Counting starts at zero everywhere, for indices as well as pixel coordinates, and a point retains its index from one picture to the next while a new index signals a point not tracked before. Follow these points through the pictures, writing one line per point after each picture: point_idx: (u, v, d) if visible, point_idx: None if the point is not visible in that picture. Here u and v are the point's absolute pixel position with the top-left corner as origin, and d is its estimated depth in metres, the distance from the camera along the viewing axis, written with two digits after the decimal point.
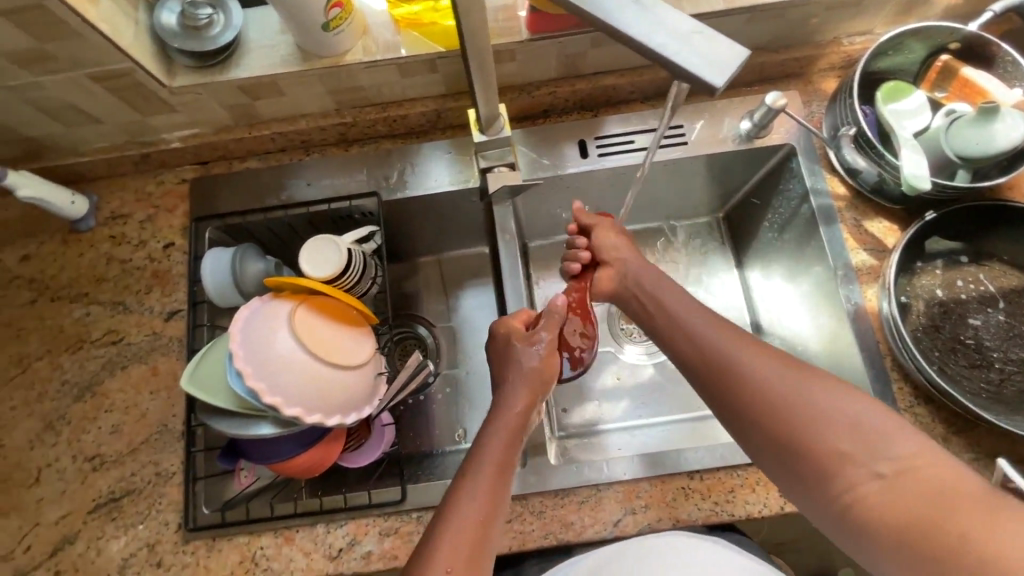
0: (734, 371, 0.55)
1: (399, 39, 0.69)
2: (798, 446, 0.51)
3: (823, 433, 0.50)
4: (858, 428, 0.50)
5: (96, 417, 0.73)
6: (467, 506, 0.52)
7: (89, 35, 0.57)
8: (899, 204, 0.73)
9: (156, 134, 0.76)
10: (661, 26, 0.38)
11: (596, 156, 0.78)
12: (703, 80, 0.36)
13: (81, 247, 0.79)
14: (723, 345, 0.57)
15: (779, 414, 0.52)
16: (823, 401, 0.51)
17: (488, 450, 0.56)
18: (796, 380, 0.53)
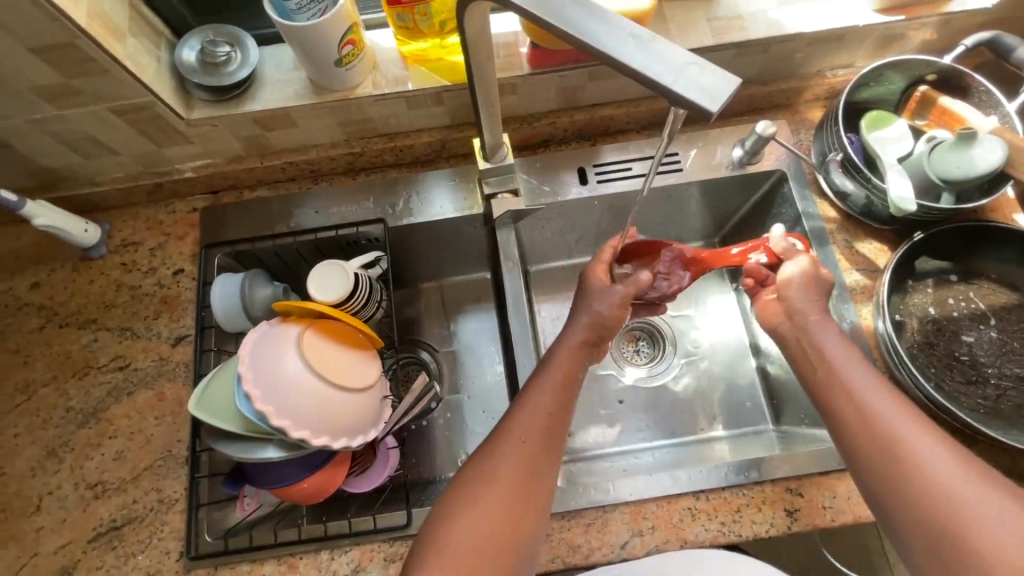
0: (817, 345, 0.62)
1: (407, 73, 0.72)
2: (848, 425, 0.57)
3: (878, 423, 0.55)
4: (908, 427, 0.54)
5: (100, 444, 0.72)
6: (533, 409, 0.61)
7: (116, 71, 0.60)
8: (888, 225, 0.76)
9: (170, 165, 0.79)
10: (657, 57, 0.40)
11: (595, 182, 0.81)
12: (699, 106, 0.39)
13: (92, 275, 0.80)
14: (821, 326, 0.64)
15: (843, 392, 0.58)
16: (881, 393, 0.57)
17: (555, 365, 0.65)
18: (866, 371, 0.59)
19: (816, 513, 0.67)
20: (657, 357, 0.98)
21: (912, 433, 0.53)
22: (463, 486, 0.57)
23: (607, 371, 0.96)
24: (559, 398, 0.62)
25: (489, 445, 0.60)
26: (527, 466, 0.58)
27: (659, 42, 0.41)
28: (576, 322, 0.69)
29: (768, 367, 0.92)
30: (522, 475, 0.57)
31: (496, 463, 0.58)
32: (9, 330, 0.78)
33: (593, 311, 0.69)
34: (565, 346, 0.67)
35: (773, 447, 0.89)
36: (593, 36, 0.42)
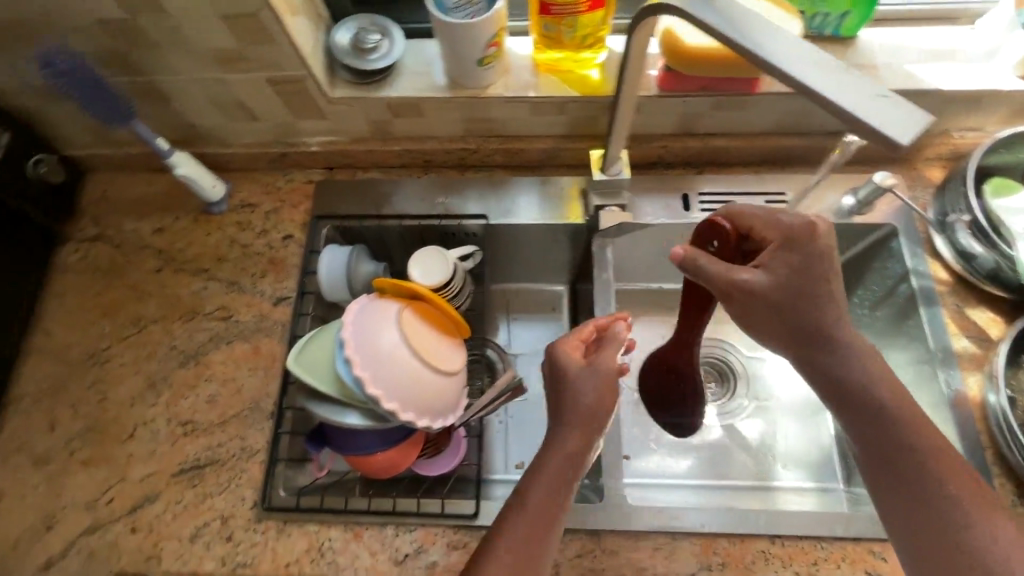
0: (850, 365, 0.59)
1: (536, 80, 0.75)
2: (875, 454, 0.57)
3: (905, 456, 0.56)
4: (932, 464, 0.55)
5: (195, 385, 0.76)
6: (562, 445, 0.59)
7: (284, 43, 0.65)
8: (1015, 292, 0.72)
9: (299, 137, 0.84)
10: (848, 88, 0.41)
11: (699, 210, 0.81)
12: (890, 136, 0.39)
13: (210, 228, 0.86)
14: (847, 340, 0.59)
15: (871, 421, 0.58)
16: (913, 425, 0.57)
17: (584, 397, 0.60)
18: (899, 399, 0.58)
19: None
20: (729, 396, 0.96)
21: (936, 470, 0.55)
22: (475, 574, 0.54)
23: None
24: (585, 434, 0.59)
25: (500, 521, 0.57)
26: (536, 542, 0.55)
27: (846, 74, 0.42)
28: (563, 416, 0.60)
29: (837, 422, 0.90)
30: (550, 513, 0.56)
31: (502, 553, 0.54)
32: (130, 267, 0.84)
33: (577, 403, 0.60)
34: (596, 381, 0.60)
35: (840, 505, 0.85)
36: (776, 61, 0.43)
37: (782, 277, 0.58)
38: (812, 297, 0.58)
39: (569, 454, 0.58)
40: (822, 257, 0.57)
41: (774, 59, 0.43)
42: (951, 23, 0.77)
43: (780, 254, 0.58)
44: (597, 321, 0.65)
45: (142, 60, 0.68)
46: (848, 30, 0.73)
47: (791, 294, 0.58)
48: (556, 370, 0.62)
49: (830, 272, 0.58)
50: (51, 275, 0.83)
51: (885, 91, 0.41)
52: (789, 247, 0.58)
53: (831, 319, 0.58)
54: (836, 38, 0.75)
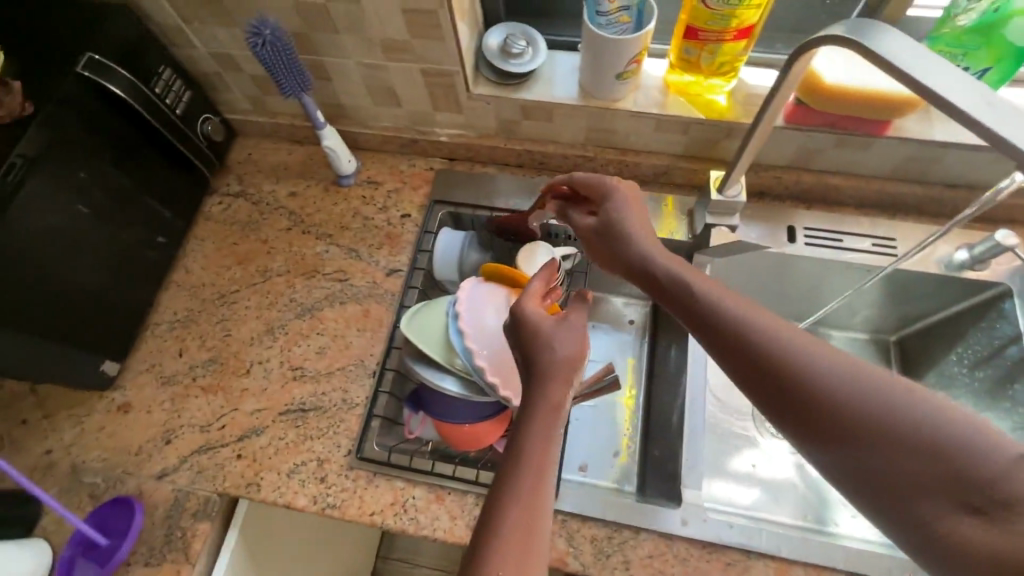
0: (715, 315, 0.49)
1: (665, 100, 0.79)
2: (809, 423, 0.42)
3: (859, 409, 0.40)
4: (900, 408, 0.39)
5: (308, 336, 0.83)
6: (539, 396, 0.51)
7: (448, 40, 0.73)
8: None
9: (431, 127, 0.91)
10: (1023, 133, 0.43)
11: (803, 243, 0.83)
12: None
13: (337, 198, 0.94)
14: (715, 292, 0.50)
15: (762, 381, 0.45)
16: (835, 371, 0.42)
17: (559, 344, 0.54)
18: (811, 342, 0.44)
19: None
20: None
21: (919, 418, 0.38)
22: (488, 539, 0.45)
23: (745, 433, 0.95)
24: (561, 374, 0.52)
25: (497, 484, 0.48)
26: (539, 491, 0.47)
27: (1019, 113, 0.44)
28: (539, 369, 0.53)
29: None
30: (543, 461, 0.48)
31: (506, 511, 0.46)
32: (264, 223, 0.93)
33: (554, 355, 0.53)
34: (561, 329, 0.55)
35: None
36: (951, 97, 0.44)
37: (608, 221, 0.62)
38: (633, 241, 0.59)
39: (553, 406, 0.50)
40: (625, 196, 0.62)
41: (949, 94, 0.45)
42: None
43: (605, 203, 0.63)
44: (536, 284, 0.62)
45: (321, 42, 0.77)
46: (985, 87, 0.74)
47: (619, 237, 0.60)
48: (527, 328, 0.56)
49: (641, 213, 0.62)
50: (197, 220, 0.93)
51: None
52: (606, 198, 0.64)
53: (659, 267, 0.56)
54: None
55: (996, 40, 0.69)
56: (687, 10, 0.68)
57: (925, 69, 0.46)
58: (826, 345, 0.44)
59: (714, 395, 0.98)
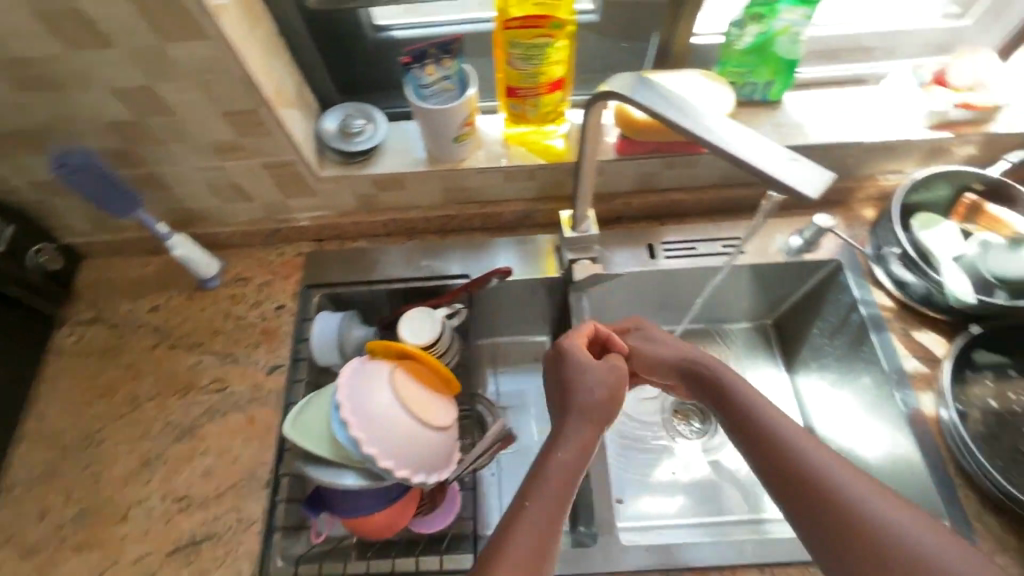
0: (762, 429, 0.60)
1: (507, 151, 0.83)
2: (827, 535, 0.52)
3: (876, 538, 0.50)
4: (907, 535, 0.49)
5: (190, 459, 0.77)
6: (573, 434, 0.62)
7: (278, 134, 0.73)
8: (946, 313, 0.80)
9: (290, 214, 0.90)
10: (767, 152, 0.48)
11: (663, 258, 0.89)
12: (799, 191, 0.45)
13: (204, 303, 0.89)
14: (762, 410, 0.61)
15: (789, 484, 0.56)
16: (857, 492, 0.53)
17: (592, 380, 0.66)
18: (843, 469, 0.55)
19: None
20: (708, 433, 0.99)
21: (920, 544, 0.49)
22: (505, 545, 0.52)
23: (660, 442, 0.98)
24: (600, 408, 0.65)
25: (517, 503, 0.56)
26: (551, 530, 0.54)
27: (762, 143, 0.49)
28: (572, 415, 0.64)
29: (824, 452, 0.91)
30: (568, 479, 0.58)
31: (516, 538, 0.53)
32: (126, 346, 0.86)
33: (586, 394, 0.65)
34: (601, 365, 0.68)
35: None
36: (705, 130, 0.51)
37: (646, 333, 0.75)
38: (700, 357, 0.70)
39: (582, 444, 0.61)
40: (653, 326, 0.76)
41: (700, 126, 0.51)
42: (862, 83, 0.87)
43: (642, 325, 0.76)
44: (598, 328, 0.74)
45: (147, 154, 0.74)
46: (775, 96, 0.85)
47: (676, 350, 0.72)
48: (568, 358, 0.69)
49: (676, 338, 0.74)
50: (47, 360, 0.85)
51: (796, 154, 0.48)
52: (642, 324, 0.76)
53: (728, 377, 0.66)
54: (765, 102, 0.86)
55: (769, 58, 0.79)
56: (501, 71, 0.72)
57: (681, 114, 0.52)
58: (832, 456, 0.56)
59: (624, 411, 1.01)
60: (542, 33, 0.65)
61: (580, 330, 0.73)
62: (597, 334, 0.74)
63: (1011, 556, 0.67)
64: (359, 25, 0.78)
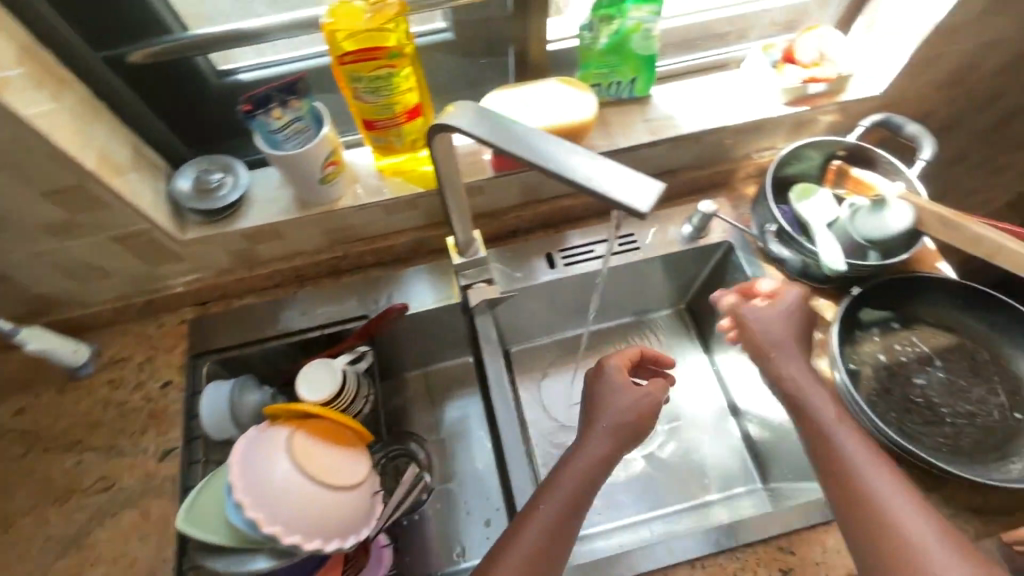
0: (825, 430, 0.65)
1: (383, 183, 0.80)
2: (862, 531, 0.59)
3: (899, 534, 0.58)
4: (927, 541, 0.57)
5: (81, 572, 0.70)
6: (595, 443, 0.69)
7: (118, 206, 0.67)
8: (825, 282, 0.84)
9: (161, 282, 0.83)
10: (597, 172, 0.46)
11: (563, 266, 0.89)
12: (629, 206, 0.44)
13: (78, 394, 0.81)
14: (825, 413, 0.66)
15: (837, 480, 0.62)
16: (894, 498, 0.59)
17: (639, 400, 0.72)
18: (885, 476, 0.61)
19: (807, 569, 0.69)
20: None
21: (938, 552, 0.56)
22: (513, 536, 0.63)
23: None
24: (634, 422, 0.71)
25: (533, 503, 0.66)
26: (555, 538, 0.63)
27: (591, 157, 0.47)
28: (597, 428, 0.70)
29: (748, 425, 0.94)
30: (588, 479, 0.67)
31: (525, 535, 0.63)
32: None
33: (614, 411, 0.71)
34: (652, 388, 0.73)
35: (766, 505, 0.89)
36: (536, 152, 0.48)
37: (743, 319, 0.75)
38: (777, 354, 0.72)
39: (603, 457, 0.68)
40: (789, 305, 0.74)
41: (531, 153, 0.48)
42: (723, 69, 0.90)
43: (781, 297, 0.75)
44: (644, 350, 0.79)
45: None
46: (642, 91, 0.85)
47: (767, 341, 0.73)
48: (603, 379, 0.74)
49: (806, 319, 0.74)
50: None
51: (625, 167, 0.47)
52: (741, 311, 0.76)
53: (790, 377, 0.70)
54: (633, 99, 0.86)
55: (626, 56, 0.79)
56: (352, 106, 0.68)
57: (513, 135, 0.50)
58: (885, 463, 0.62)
59: (553, 418, 0.95)
60: (380, 64, 0.62)
61: (626, 351, 0.78)
62: (631, 355, 0.78)
63: None
64: (198, 74, 0.73)
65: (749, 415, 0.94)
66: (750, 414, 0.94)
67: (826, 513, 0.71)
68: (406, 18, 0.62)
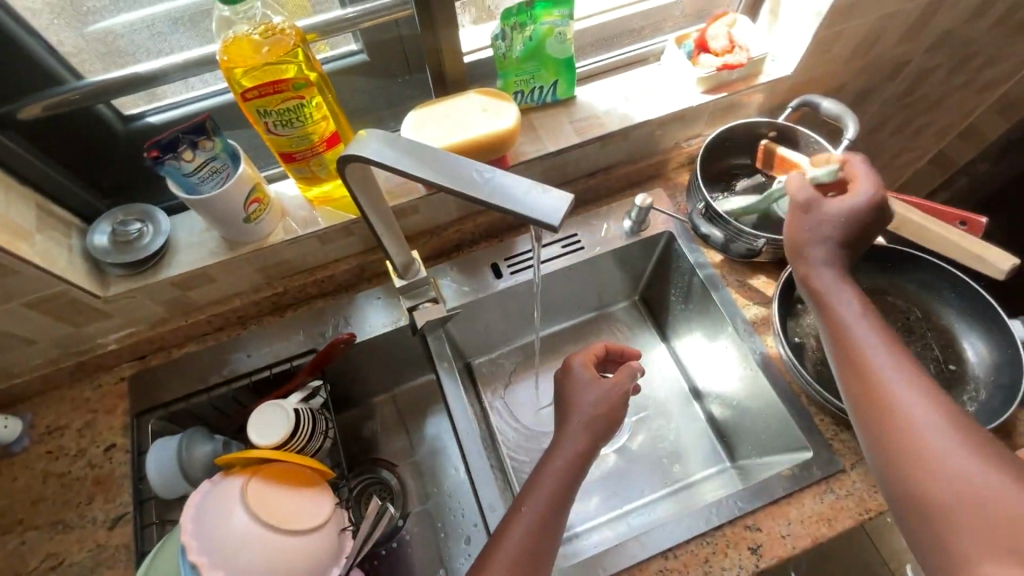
0: (847, 336, 0.62)
1: (315, 214, 0.79)
2: (884, 438, 0.56)
3: (912, 433, 0.54)
4: (951, 445, 0.52)
5: None
6: (575, 435, 0.67)
7: (27, 270, 0.63)
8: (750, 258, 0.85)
9: (92, 341, 0.79)
10: (510, 189, 0.46)
11: (509, 274, 0.89)
12: (541, 221, 0.44)
13: (14, 471, 0.76)
14: (847, 312, 0.64)
15: (859, 387, 0.59)
16: (918, 404, 0.55)
17: (605, 389, 0.70)
18: (913, 383, 0.57)
19: (777, 543, 0.70)
20: None
21: (965, 455, 0.51)
22: (497, 542, 0.60)
23: None
24: (612, 407, 0.69)
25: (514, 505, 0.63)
26: (539, 537, 0.60)
27: (503, 174, 0.47)
28: (571, 426, 0.68)
29: (710, 407, 0.94)
30: (569, 474, 0.65)
31: (509, 537, 0.60)
32: None
33: (585, 408, 0.69)
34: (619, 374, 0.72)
35: (736, 482, 0.88)
36: (452, 176, 0.48)
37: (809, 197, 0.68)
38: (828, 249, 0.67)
39: (580, 452, 0.66)
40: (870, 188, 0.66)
41: (444, 175, 0.48)
42: (643, 63, 0.91)
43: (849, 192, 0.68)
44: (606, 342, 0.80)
45: None
46: (566, 94, 0.86)
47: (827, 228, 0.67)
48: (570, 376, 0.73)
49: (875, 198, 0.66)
50: None
51: (536, 182, 0.46)
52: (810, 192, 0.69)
53: (819, 284, 0.66)
54: (558, 102, 0.87)
55: (545, 62, 0.80)
56: (267, 141, 0.67)
57: (430, 161, 0.49)
58: (910, 366, 0.58)
59: (520, 424, 0.95)
60: (288, 96, 0.60)
61: (591, 347, 0.78)
62: (602, 348, 0.79)
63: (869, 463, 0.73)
64: (102, 121, 0.72)
65: (710, 396, 0.94)
66: (711, 395, 0.94)
67: (788, 487, 0.72)
68: (306, 48, 0.61)
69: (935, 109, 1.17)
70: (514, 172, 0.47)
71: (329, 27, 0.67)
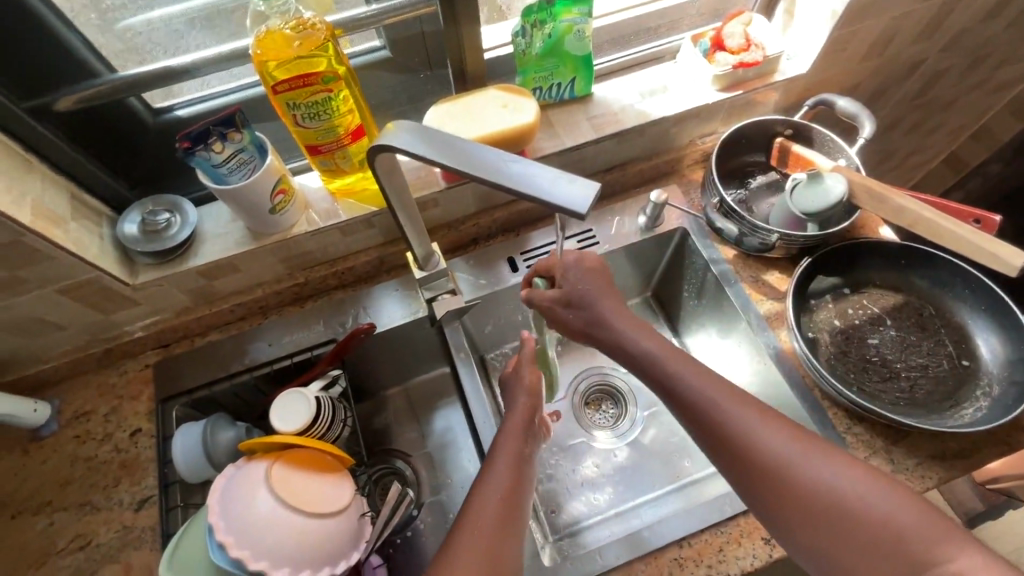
0: (686, 396, 0.61)
1: (337, 206, 0.80)
2: (758, 488, 0.56)
3: (782, 474, 0.55)
4: (825, 476, 0.54)
5: None
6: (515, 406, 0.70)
7: (62, 256, 0.65)
8: (764, 253, 0.87)
9: (120, 329, 0.81)
10: (538, 178, 0.47)
11: (525, 267, 0.90)
12: (571, 209, 0.45)
13: (43, 454, 0.78)
14: (668, 366, 0.63)
15: (715, 445, 0.59)
16: (795, 451, 0.56)
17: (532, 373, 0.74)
18: (756, 417, 0.58)
19: None
20: (621, 417, 0.98)
21: (857, 489, 0.53)
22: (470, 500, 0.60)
23: (577, 440, 0.96)
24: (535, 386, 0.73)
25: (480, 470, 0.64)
26: (513, 494, 0.61)
27: (534, 164, 0.48)
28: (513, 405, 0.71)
29: None
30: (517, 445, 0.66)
31: (485, 493, 0.60)
32: None
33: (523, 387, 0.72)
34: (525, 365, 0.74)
35: None
36: (478, 166, 0.49)
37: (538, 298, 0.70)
38: (602, 310, 0.67)
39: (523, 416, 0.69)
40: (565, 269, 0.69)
41: (469, 165, 0.49)
42: (659, 61, 0.93)
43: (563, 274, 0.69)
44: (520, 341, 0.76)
45: None
46: (582, 91, 0.87)
47: (584, 309, 0.68)
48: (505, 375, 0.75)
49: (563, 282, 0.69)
50: None
51: (566, 172, 0.48)
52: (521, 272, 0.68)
53: (633, 351, 0.65)
54: (575, 98, 0.88)
55: (564, 58, 0.81)
56: (294, 134, 0.68)
57: (459, 152, 0.50)
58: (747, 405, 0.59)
59: None
60: (318, 89, 0.62)
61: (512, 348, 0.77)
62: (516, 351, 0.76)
63: (882, 457, 0.74)
64: (132, 113, 0.74)
65: None
66: None
67: None
68: (336, 42, 0.63)
69: (949, 109, 1.18)
70: (543, 162, 0.48)
71: (355, 23, 0.69)
